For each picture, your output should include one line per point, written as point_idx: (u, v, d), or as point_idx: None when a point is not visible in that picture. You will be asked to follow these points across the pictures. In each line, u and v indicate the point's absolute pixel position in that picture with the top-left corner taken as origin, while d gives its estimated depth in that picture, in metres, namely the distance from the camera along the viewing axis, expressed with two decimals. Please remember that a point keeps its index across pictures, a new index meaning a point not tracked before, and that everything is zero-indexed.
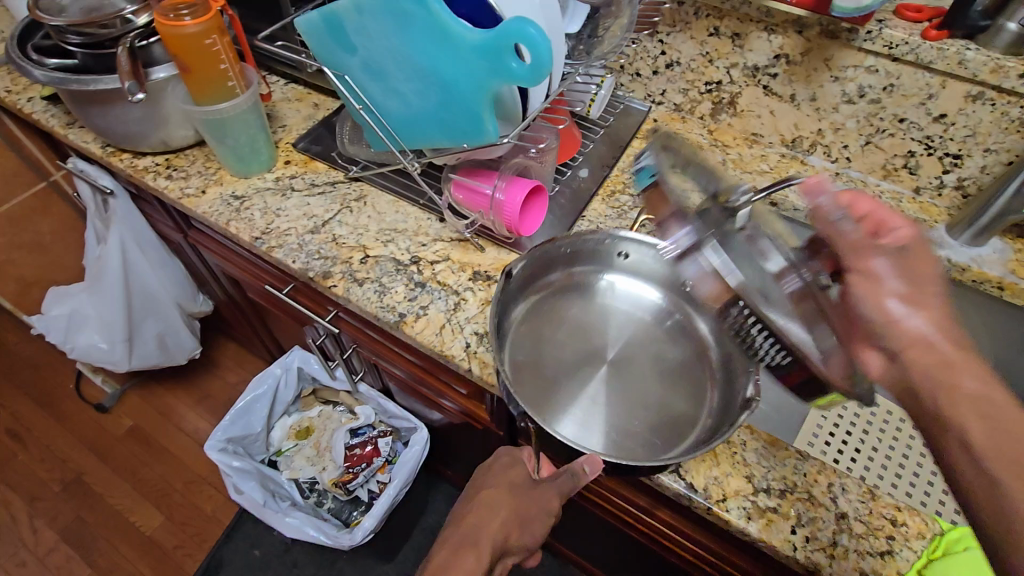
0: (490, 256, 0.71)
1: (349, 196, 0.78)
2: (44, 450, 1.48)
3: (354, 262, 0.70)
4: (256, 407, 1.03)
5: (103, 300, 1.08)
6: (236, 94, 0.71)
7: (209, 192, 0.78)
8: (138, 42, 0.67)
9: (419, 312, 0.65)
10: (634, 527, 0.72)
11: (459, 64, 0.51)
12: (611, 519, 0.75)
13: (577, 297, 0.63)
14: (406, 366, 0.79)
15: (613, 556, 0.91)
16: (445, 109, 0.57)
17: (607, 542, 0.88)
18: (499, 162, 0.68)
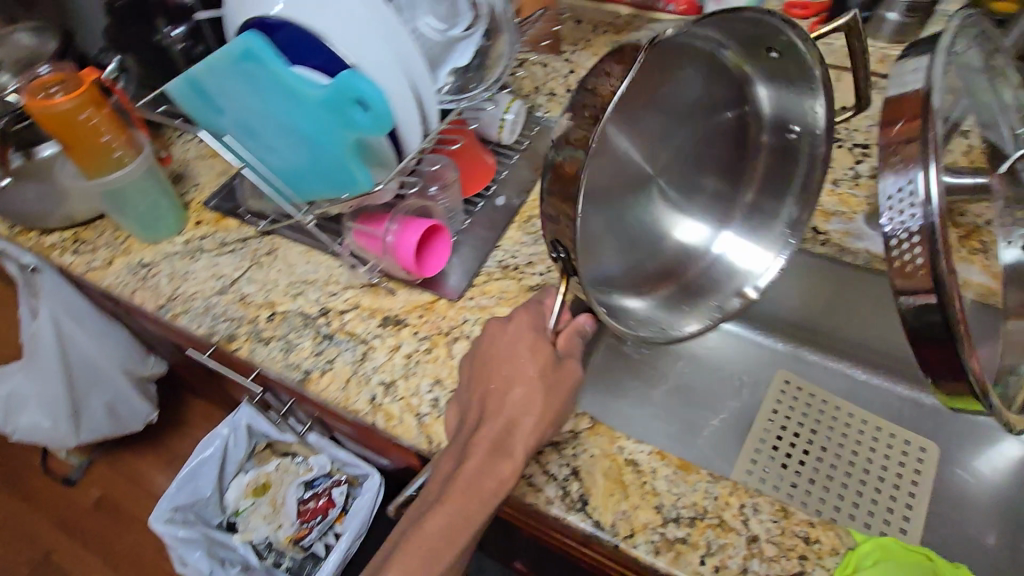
0: (401, 298, 0.70)
1: (260, 251, 0.76)
2: (13, 530, 1.46)
3: (260, 321, 0.68)
4: (203, 470, 1.03)
5: (43, 377, 1.06)
6: (126, 163, 0.70)
7: (116, 263, 0.76)
8: (15, 125, 0.67)
9: (325, 367, 0.63)
10: (579, 558, 0.70)
11: (312, 118, 0.50)
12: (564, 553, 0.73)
13: (711, 96, 0.55)
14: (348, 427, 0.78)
15: None
16: (317, 162, 0.56)
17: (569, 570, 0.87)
18: (395, 204, 0.67)
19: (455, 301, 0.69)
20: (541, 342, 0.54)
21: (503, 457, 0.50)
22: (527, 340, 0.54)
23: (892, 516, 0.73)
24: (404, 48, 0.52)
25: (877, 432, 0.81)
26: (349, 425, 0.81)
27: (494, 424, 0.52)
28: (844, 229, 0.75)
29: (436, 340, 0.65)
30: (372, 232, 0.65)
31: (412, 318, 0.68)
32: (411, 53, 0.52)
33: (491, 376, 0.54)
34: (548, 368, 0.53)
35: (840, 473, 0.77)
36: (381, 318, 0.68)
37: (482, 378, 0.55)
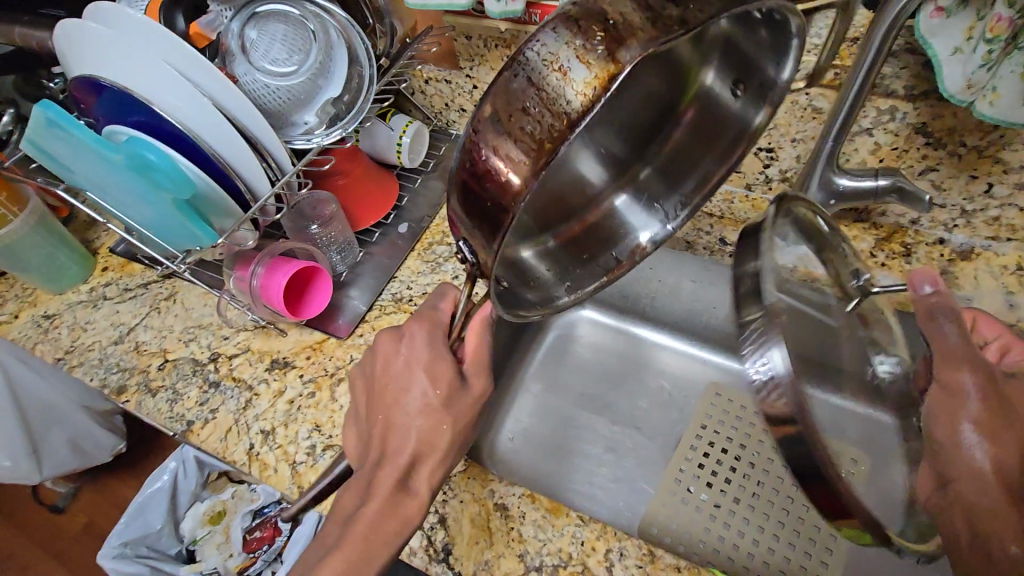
0: (292, 338, 0.68)
1: (161, 296, 0.76)
2: (5, 559, 1.51)
3: (151, 370, 0.68)
4: (153, 503, 1.04)
5: None
6: (11, 219, 0.71)
7: (21, 315, 0.77)
8: None
9: (207, 417, 0.63)
10: None
11: (126, 181, 0.51)
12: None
13: None
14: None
15: None
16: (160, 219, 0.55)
17: None
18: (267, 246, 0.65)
19: (343, 340, 0.67)
20: (440, 357, 0.48)
21: (406, 495, 0.45)
22: (426, 358, 0.48)
23: (815, 550, 0.64)
24: (224, 94, 0.51)
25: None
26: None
27: (393, 463, 0.46)
28: None
29: (320, 382, 0.64)
30: (243, 280, 0.64)
31: (300, 359, 0.66)
32: (232, 100, 0.51)
33: (390, 400, 0.48)
34: (449, 396, 0.47)
35: (771, 492, 0.70)
36: (268, 362, 0.67)
37: (378, 407, 0.49)
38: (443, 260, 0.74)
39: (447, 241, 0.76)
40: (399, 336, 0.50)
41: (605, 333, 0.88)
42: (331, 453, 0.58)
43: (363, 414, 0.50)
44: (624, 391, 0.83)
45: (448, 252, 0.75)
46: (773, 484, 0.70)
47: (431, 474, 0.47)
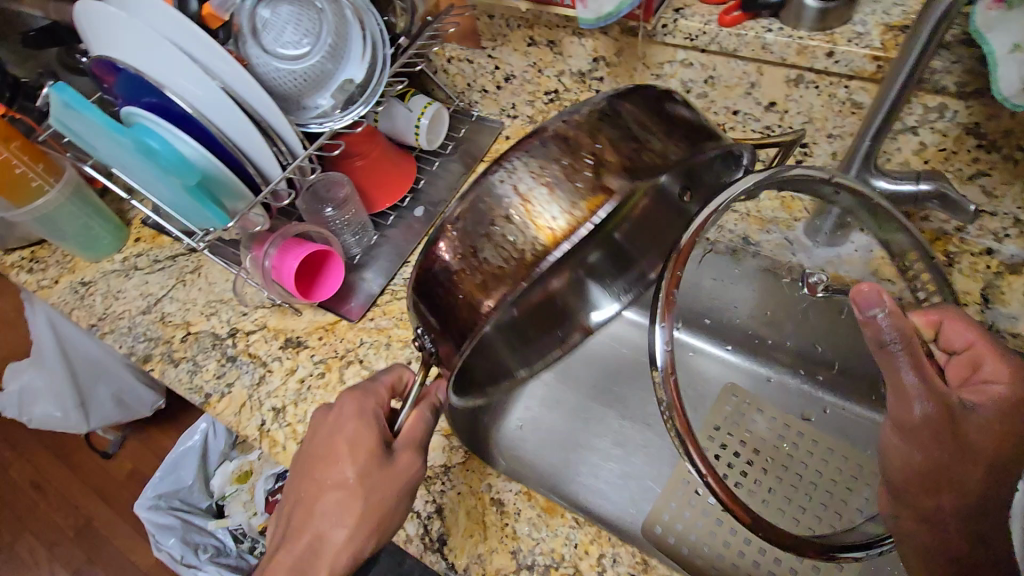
0: (306, 319, 0.70)
1: (187, 269, 0.79)
2: (61, 498, 1.64)
3: (174, 341, 0.71)
4: (184, 460, 1.11)
5: (48, 372, 1.16)
6: (48, 190, 0.74)
7: (61, 281, 0.81)
8: None
9: (223, 390, 0.65)
10: None
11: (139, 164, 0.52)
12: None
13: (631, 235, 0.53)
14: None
15: None
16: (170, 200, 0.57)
17: None
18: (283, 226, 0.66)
19: (354, 322, 0.68)
20: (367, 427, 0.48)
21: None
22: (351, 428, 0.48)
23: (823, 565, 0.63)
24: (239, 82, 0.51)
25: (844, 465, 0.68)
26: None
27: (300, 540, 0.47)
28: (780, 238, 0.68)
29: (330, 364, 0.65)
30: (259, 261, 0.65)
31: (312, 340, 0.68)
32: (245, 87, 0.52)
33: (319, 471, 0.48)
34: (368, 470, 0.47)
35: (788, 492, 0.68)
36: (283, 341, 0.68)
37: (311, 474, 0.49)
38: None
39: None
40: (331, 407, 0.51)
41: (624, 329, 0.85)
42: None
43: (287, 479, 0.50)
44: (637, 389, 0.81)
45: None
46: (785, 493, 0.68)
47: (337, 556, 0.46)
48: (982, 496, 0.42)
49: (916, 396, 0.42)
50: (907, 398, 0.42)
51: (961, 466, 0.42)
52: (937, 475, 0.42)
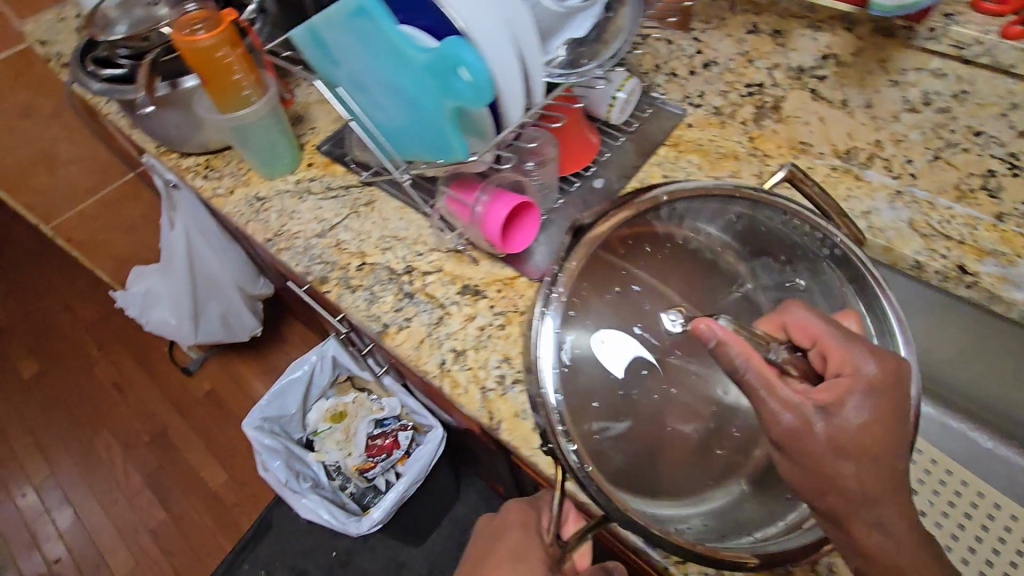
0: (483, 269, 0.69)
1: (360, 201, 0.79)
2: (138, 402, 1.67)
3: (350, 269, 0.71)
4: (291, 390, 1.11)
5: (172, 280, 1.20)
6: (252, 101, 0.75)
7: (236, 192, 0.83)
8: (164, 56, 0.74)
9: (402, 324, 0.65)
10: (623, 552, 0.71)
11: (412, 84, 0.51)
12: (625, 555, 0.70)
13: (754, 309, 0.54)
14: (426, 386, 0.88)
15: None
16: (416, 125, 0.55)
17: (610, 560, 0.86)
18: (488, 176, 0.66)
19: (535, 282, 0.67)
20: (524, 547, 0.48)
21: None
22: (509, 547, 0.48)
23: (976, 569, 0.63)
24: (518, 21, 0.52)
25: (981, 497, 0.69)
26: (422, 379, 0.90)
27: None
28: (999, 272, 0.64)
29: (510, 318, 0.65)
30: (463, 217, 0.64)
31: (491, 291, 0.67)
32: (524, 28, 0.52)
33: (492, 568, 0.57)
34: None
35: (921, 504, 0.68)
36: (463, 287, 0.68)
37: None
38: None
39: None
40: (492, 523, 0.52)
41: None
42: (521, 388, 0.59)
43: None
44: None
45: None
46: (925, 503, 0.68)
47: None
48: (858, 488, 0.40)
49: (777, 418, 0.41)
50: (770, 417, 0.41)
51: (828, 465, 0.40)
52: (818, 489, 0.41)
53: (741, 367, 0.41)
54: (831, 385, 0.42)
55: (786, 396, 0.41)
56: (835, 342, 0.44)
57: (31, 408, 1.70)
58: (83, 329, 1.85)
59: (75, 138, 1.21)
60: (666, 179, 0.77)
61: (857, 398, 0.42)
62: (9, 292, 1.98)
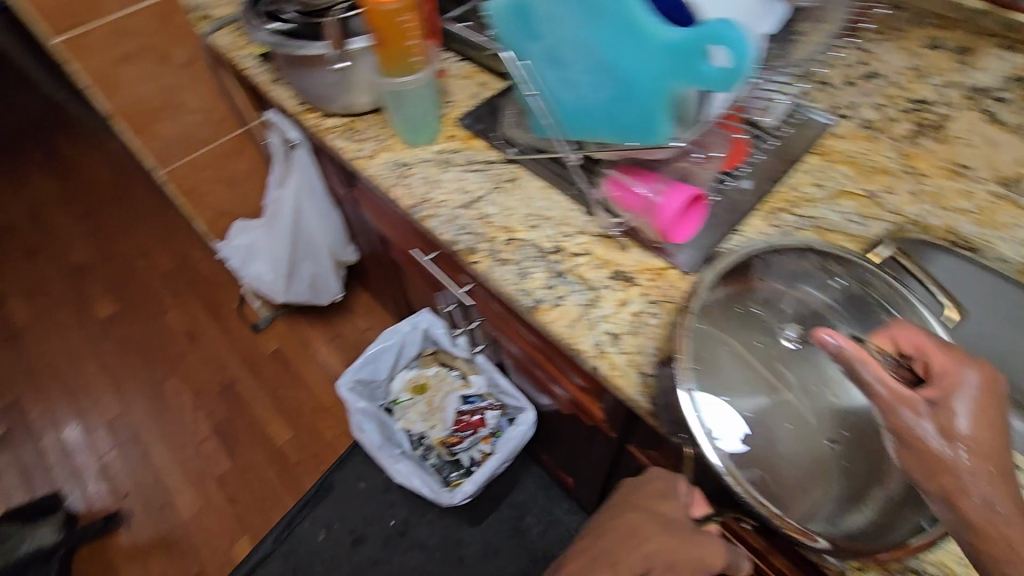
0: (633, 257, 0.69)
1: (503, 176, 0.80)
2: (207, 352, 1.71)
3: (498, 242, 0.72)
4: (383, 356, 1.13)
5: (275, 236, 1.23)
6: (416, 69, 0.76)
7: (379, 156, 0.85)
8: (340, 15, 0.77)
9: (555, 301, 0.66)
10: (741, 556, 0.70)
11: (636, 64, 0.50)
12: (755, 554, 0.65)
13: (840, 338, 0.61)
14: (526, 346, 0.89)
15: None
16: (620, 105, 0.55)
17: None
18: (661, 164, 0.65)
19: (688, 274, 0.67)
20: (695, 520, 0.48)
21: None
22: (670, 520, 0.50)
23: None
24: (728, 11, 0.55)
25: None
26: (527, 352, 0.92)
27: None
28: None
29: (664, 307, 0.65)
30: (629, 207, 0.65)
31: (642, 279, 0.67)
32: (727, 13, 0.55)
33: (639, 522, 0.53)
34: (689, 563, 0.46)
35: None
36: (614, 272, 0.68)
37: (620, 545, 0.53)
38: (792, 229, 0.71)
39: (794, 213, 0.74)
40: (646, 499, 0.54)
41: None
42: None
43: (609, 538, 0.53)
44: None
45: (796, 224, 0.72)
46: None
47: None
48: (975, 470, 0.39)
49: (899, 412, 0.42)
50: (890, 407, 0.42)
51: (944, 453, 0.40)
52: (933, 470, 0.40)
53: (860, 370, 0.43)
54: (936, 383, 0.44)
55: (901, 390, 0.42)
56: (938, 349, 0.47)
57: (106, 346, 1.74)
58: (157, 275, 1.89)
59: (200, 89, 1.25)
60: (817, 187, 0.76)
61: (964, 393, 0.43)
62: (89, 231, 2.03)
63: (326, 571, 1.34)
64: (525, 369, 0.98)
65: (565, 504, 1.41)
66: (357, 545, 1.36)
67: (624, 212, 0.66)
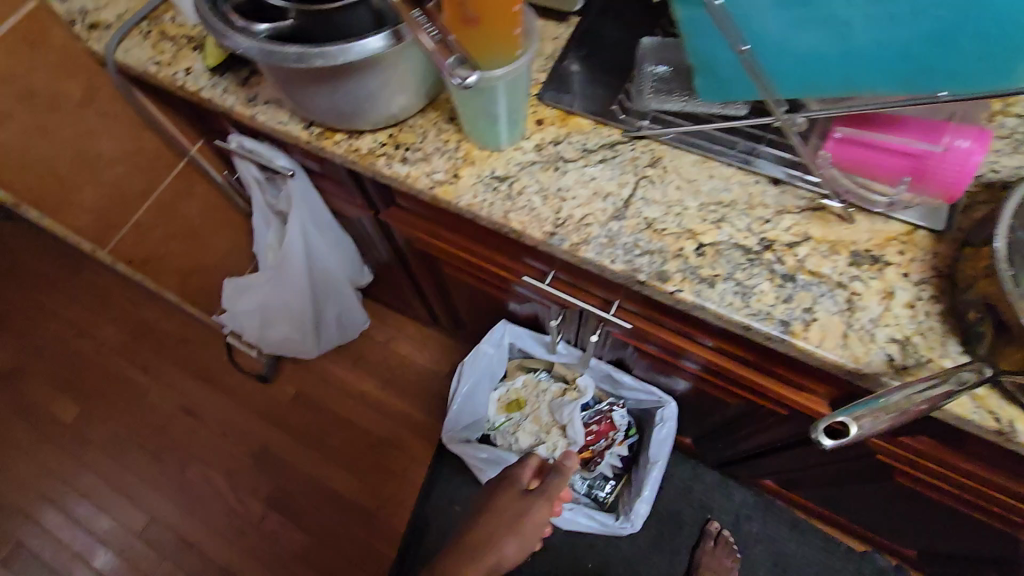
0: (863, 227, 0.55)
1: (641, 161, 0.61)
2: (220, 422, 1.47)
3: (689, 256, 0.56)
4: (477, 390, 1.09)
5: (292, 280, 1.04)
6: (518, 52, 0.54)
7: (464, 175, 0.63)
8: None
9: (808, 318, 0.52)
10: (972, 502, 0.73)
11: None
12: (927, 477, 0.73)
13: None
14: (671, 339, 0.77)
15: (906, 509, 0.88)
16: (939, 30, 0.42)
17: (899, 496, 0.84)
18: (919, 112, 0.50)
19: (946, 234, 0.54)
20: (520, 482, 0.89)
21: None
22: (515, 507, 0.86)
23: None
24: None
25: None
26: (696, 349, 0.76)
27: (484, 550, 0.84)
28: None
29: (937, 286, 0.52)
30: (880, 179, 0.52)
31: (892, 255, 0.54)
32: None
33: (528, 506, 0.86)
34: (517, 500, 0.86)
35: None
36: (854, 255, 0.54)
37: (502, 507, 0.87)
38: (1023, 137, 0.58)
39: (1010, 113, 0.59)
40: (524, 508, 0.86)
41: None
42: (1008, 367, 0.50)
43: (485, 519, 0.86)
44: None
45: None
46: None
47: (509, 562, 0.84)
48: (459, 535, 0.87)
49: None
50: None
51: None
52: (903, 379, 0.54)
53: None
54: None
55: None
56: None
57: (95, 452, 1.47)
58: (113, 352, 1.57)
59: (115, 128, 0.93)
60: None
61: None
62: None
63: None
64: (649, 354, 0.88)
65: (674, 456, 1.32)
66: None
67: (872, 188, 0.53)
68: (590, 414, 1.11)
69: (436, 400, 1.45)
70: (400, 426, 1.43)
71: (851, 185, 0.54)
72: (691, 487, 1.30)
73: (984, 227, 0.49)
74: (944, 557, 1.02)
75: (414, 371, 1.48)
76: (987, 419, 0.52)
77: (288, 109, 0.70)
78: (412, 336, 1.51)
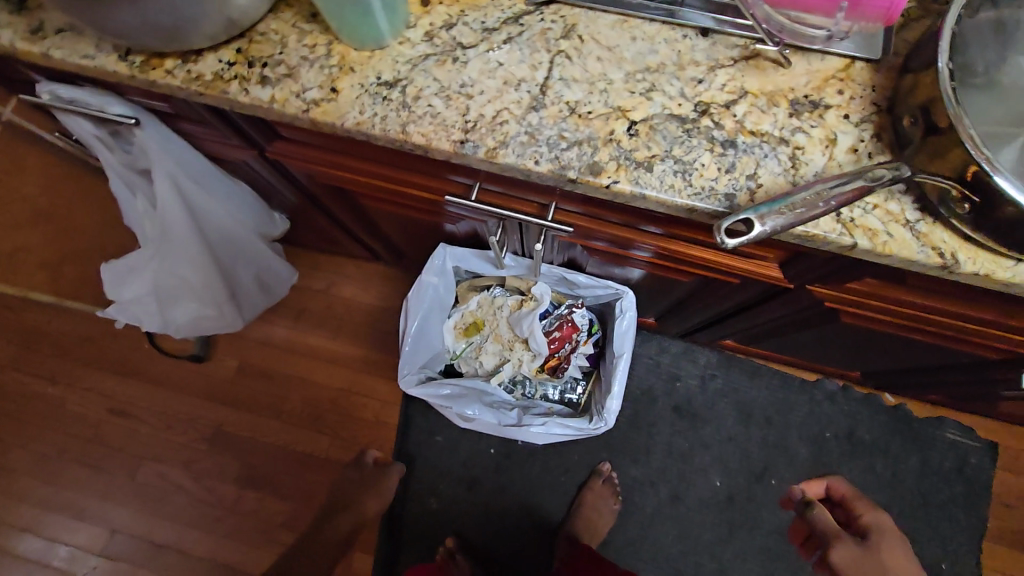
0: (800, 70, 0.49)
1: (552, 33, 0.51)
2: (158, 414, 1.35)
3: (622, 138, 0.48)
4: (428, 324, 1.01)
5: (183, 249, 0.90)
6: None
7: (343, 85, 0.51)
8: None
9: (749, 185, 0.47)
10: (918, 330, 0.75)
11: None
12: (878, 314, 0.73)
13: None
14: (621, 236, 0.71)
15: (860, 344, 0.90)
16: None
17: (853, 334, 0.86)
18: None
19: (879, 62, 0.48)
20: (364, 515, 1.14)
21: None
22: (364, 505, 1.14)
23: None
24: None
25: None
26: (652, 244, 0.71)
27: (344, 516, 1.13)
28: None
29: (880, 121, 0.47)
30: (814, 11, 0.46)
31: (831, 96, 0.48)
32: None
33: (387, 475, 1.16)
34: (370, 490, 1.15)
35: None
36: (792, 108, 0.48)
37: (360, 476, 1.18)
38: None
39: None
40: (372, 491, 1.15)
41: None
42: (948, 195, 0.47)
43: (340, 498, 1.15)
44: None
45: None
46: None
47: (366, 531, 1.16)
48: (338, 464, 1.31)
49: None
50: None
51: None
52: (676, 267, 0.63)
53: None
54: None
55: None
56: None
57: (25, 480, 1.33)
58: (7, 368, 1.38)
59: None
60: None
61: None
62: None
63: (459, 524, 1.25)
64: (596, 251, 0.83)
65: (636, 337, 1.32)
66: (474, 489, 1.27)
67: (806, 21, 0.47)
68: (550, 321, 1.05)
69: (386, 336, 1.37)
70: (356, 372, 1.36)
71: (783, 23, 0.47)
72: (657, 364, 1.32)
73: (930, 48, 0.43)
74: (893, 375, 1.09)
75: (356, 313, 1.38)
76: (932, 256, 0.49)
77: (93, 37, 0.54)
78: (346, 277, 1.40)
